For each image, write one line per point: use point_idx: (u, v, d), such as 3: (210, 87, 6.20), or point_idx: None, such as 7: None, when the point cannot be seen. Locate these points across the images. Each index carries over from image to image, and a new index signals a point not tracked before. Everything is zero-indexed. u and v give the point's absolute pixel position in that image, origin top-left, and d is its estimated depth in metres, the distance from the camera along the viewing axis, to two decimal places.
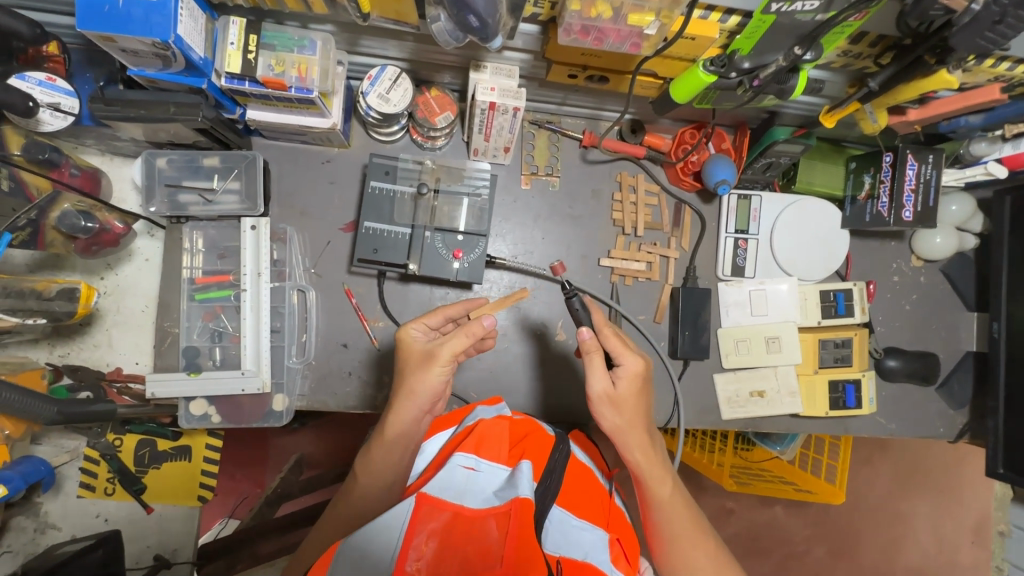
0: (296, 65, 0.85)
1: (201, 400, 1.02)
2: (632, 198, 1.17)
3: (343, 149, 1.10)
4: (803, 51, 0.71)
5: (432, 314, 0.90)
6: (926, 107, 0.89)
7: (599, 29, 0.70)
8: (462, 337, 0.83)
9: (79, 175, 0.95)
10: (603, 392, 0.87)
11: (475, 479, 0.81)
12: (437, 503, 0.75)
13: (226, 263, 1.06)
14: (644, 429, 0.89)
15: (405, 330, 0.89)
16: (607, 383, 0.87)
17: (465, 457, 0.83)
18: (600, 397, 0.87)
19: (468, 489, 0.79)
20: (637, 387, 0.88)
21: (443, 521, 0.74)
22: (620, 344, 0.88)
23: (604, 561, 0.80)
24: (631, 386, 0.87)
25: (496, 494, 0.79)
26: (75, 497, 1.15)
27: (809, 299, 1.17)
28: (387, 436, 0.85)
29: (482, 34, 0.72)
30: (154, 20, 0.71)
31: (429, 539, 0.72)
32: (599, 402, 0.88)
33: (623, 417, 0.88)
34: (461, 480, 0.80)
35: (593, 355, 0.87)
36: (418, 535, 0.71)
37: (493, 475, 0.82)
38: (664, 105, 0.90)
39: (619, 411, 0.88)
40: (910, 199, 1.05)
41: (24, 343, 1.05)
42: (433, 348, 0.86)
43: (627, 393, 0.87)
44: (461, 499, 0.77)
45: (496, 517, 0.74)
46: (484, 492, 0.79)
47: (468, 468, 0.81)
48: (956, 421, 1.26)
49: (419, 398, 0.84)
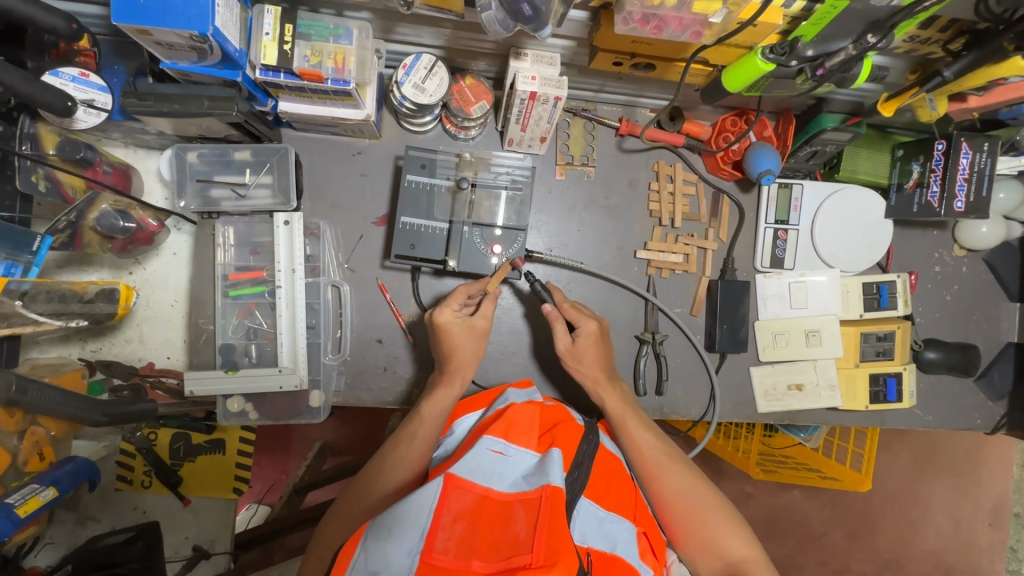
0: (333, 56, 0.81)
1: (238, 397, 1.01)
2: (669, 187, 1.14)
3: (373, 140, 1.07)
4: (876, 40, 0.68)
5: (457, 293, 0.91)
6: (988, 95, 0.85)
7: (660, 17, 0.66)
8: (492, 302, 0.93)
9: (112, 172, 0.93)
10: (564, 350, 0.95)
11: (504, 462, 0.69)
12: (463, 483, 0.65)
13: (259, 259, 1.03)
14: (605, 377, 0.93)
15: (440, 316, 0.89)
16: (568, 341, 0.95)
17: (493, 440, 0.72)
18: (562, 354, 0.95)
19: (495, 472, 0.68)
20: (597, 345, 0.94)
21: (470, 505, 0.63)
22: (578, 312, 0.96)
23: (633, 557, 0.68)
24: (590, 344, 0.94)
25: (525, 479, 0.67)
26: (112, 490, 1.16)
27: (852, 292, 1.15)
28: (452, 375, 0.88)
29: (534, 23, 0.69)
30: (192, 12, 0.68)
31: (457, 520, 0.62)
32: (565, 360, 0.95)
33: (587, 369, 0.94)
34: (488, 463, 0.69)
35: (555, 322, 0.96)
36: (445, 515, 0.61)
37: (522, 460, 0.71)
38: (714, 94, 0.87)
39: (581, 363, 0.94)
40: (962, 188, 1.01)
41: (55, 341, 1.04)
42: (476, 318, 0.91)
43: (586, 349, 0.93)
44: (488, 481, 0.66)
45: (525, 505, 0.63)
46: (512, 476, 0.68)
47: (496, 452, 0.70)
48: (994, 413, 1.24)
49: (470, 356, 0.90)
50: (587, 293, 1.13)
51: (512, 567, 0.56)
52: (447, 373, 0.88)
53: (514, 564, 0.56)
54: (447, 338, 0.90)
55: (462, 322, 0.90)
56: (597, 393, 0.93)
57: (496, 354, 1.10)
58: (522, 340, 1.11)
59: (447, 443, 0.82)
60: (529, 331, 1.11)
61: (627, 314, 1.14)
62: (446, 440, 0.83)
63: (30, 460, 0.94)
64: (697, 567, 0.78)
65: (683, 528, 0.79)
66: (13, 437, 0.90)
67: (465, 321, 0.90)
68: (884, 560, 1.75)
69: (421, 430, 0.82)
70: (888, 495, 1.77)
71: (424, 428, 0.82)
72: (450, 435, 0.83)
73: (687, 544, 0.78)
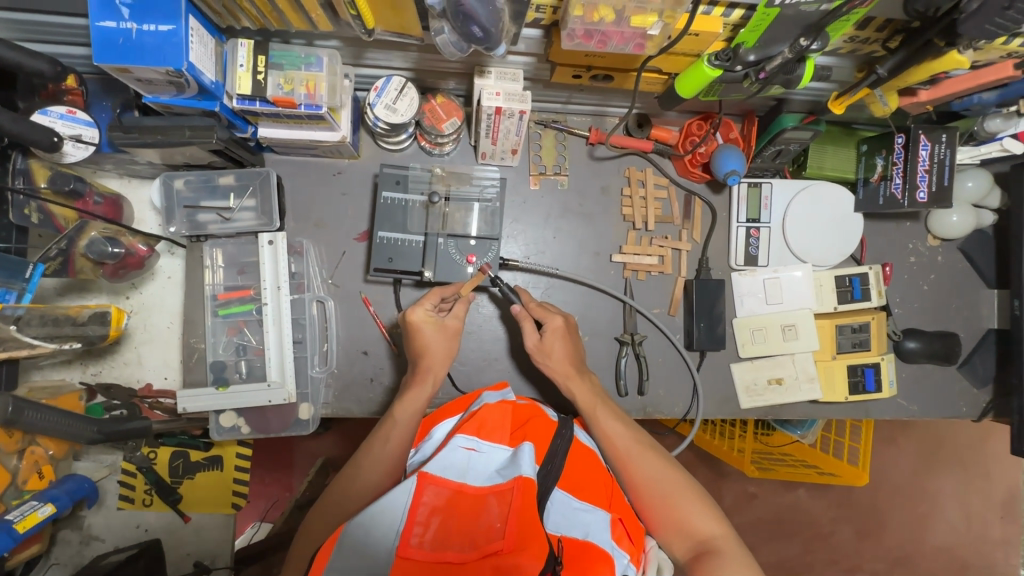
0: (304, 83, 0.86)
1: (230, 412, 1.05)
2: (641, 192, 1.17)
3: (353, 160, 1.12)
4: (809, 42, 0.71)
5: (432, 295, 0.96)
6: (937, 88, 0.88)
7: (602, 32, 0.71)
8: (465, 305, 0.98)
9: (102, 203, 0.99)
10: (533, 346, 0.98)
11: (475, 459, 0.71)
12: (438, 480, 0.67)
13: (246, 278, 1.08)
14: (575, 371, 0.97)
15: (411, 315, 0.94)
16: (536, 338, 0.99)
17: (465, 438, 0.74)
18: (531, 351, 0.99)
19: (469, 468, 0.70)
20: (564, 340, 0.98)
21: (445, 499, 0.66)
22: (544, 310, 1.00)
23: (607, 542, 0.69)
24: (556, 340, 0.98)
25: (500, 473, 0.70)
26: (116, 509, 1.18)
27: (824, 285, 1.17)
28: (425, 372, 0.92)
29: (487, 43, 0.73)
30: (167, 50, 0.73)
31: (432, 516, 0.64)
32: (534, 357, 0.99)
33: (556, 364, 0.97)
34: (460, 461, 0.71)
35: (523, 321, 1.00)
36: (421, 511, 0.64)
37: (495, 455, 0.73)
38: (670, 100, 0.91)
39: (549, 359, 0.98)
40: (924, 179, 1.03)
41: (58, 364, 1.08)
42: (447, 321, 0.96)
43: (553, 345, 0.98)
44: (462, 476, 0.69)
45: (498, 496, 0.66)
46: (485, 471, 0.71)
47: (467, 449, 0.72)
48: (979, 400, 1.24)
49: (442, 354, 0.95)
50: (566, 298, 1.16)
51: (485, 554, 0.60)
52: (420, 370, 0.93)
53: (488, 551, 0.60)
54: (419, 340, 0.95)
55: (434, 321, 0.95)
56: (568, 386, 0.95)
57: (479, 361, 1.13)
58: (504, 346, 1.14)
59: (425, 448, 0.81)
60: (510, 337, 1.14)
61: (606, 317, 1.17)
62: (422, 446, 0.83)
63: (29, 479, 0.99)
64: (671, 549, 0.81)
65: (655, 512, 0.82)
66: (12, 456, 0.97)
67: (436, 320, 0.95)
68: (896, 557, 1.71)
69: (394, 433, 0.86)
70: (893, 491, 1.73)
71: (397, 430, 0.86)
72: (427, 440, 0.83)
73: (661, 528, 0.81)
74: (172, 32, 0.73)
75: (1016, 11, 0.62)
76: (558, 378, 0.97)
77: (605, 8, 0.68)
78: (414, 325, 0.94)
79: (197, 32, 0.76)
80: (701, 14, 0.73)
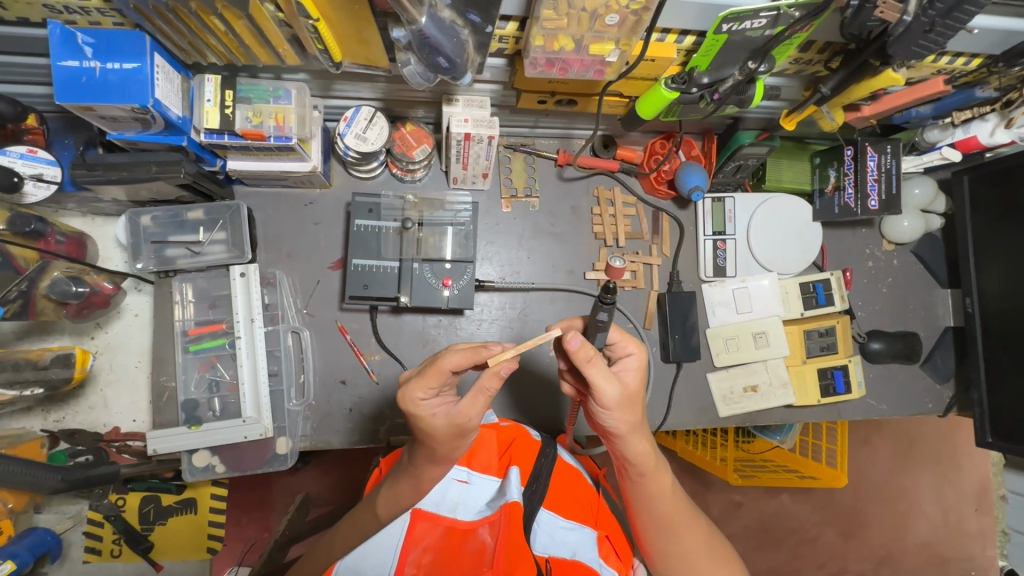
0: (273, 115, 0.87)
1: (203, 452, 1.02)
2: (610, 210, 1.20)
3: (324, 190, 1.13)
4: (756, 65, 0.77)
5: (430, 376, 0.70)
6: (878, 103, 0.93)
7: (563, 60, 0.75)
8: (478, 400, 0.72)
9: (64, 242, 0.98)
10: (617, 400, 0.71)
11: (466, 492, 0.83)
12: (431, 519, 0.77)
13: (218, 312, 1.06)
14: (643, 428, 0.77)
15: (416, 406, 0.72)
16: (620, 388, 0.72)
17: (458, 471, 0.85)
18: (611, 405, 0.71)
19: (460, 502, 0.81)
20: (641, 384, 0.77)
21: (437, 536, 0.76)
22: (621, 332, 0.77)
23: (594, 560, 0.76)
24: (637, 385, 0.76)
25: (488, 505, 0.80)
26: (81, 562, 1.12)
27: (790, 292, 1.21)
28: (444, 457, 0.75)
29: (452, 73, 0.75)
30: (132, 88, 0.73)
31: (424, 554, 0.75)
32: (609, 409, 0.72)
33: (633, 420, 0.75)
34: (454, 494, 0.82)
35: (590, 365, 0.69)
36: (413, 551, 0.74)
37: (485, 486, 0.84)
38: (632, 121, 0.94)
39: (630, 414, 0.74)
40: (874, 188, 1.09)
41: (17, 413, 1.04)
42: (456, 416, 0.71)
43: (637, 395, 0.75)
44: (454, 512, 0.80)
45: (488, 525, 0.76)
46: (476, 504, 0.82)
47: (460, 482, 0.83)
48: (943, 395, 1.29)
49: (450, 445, 0.74)
50: (542, 316, 1.17)
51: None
52: (439, 457, 0.75)
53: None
54: (420, 428, 0.73)
55: (447, 415, 0.72)
56: (635, 447, 0.77)
57: None
58: None
59: None
60: None
61: None
62: None
63: None
64: None
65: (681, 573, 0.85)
66: None
67: (446, 413, 0.72)
68: (880, 556, 1.73)
69: (400, 494, 0.78)
70: (872, 489, 1.77)
71: (404, 492, 0.78)
72: None
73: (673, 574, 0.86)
74: (136, 69, 0.73)
75: (936, 34, 0.67)
76: (619, 430, 0.76)
77: (564, 38, 0.71)
78: (406, 410, 0.72)
79: (162, 68, 0.76)
80: (657, 41, 0.77)
